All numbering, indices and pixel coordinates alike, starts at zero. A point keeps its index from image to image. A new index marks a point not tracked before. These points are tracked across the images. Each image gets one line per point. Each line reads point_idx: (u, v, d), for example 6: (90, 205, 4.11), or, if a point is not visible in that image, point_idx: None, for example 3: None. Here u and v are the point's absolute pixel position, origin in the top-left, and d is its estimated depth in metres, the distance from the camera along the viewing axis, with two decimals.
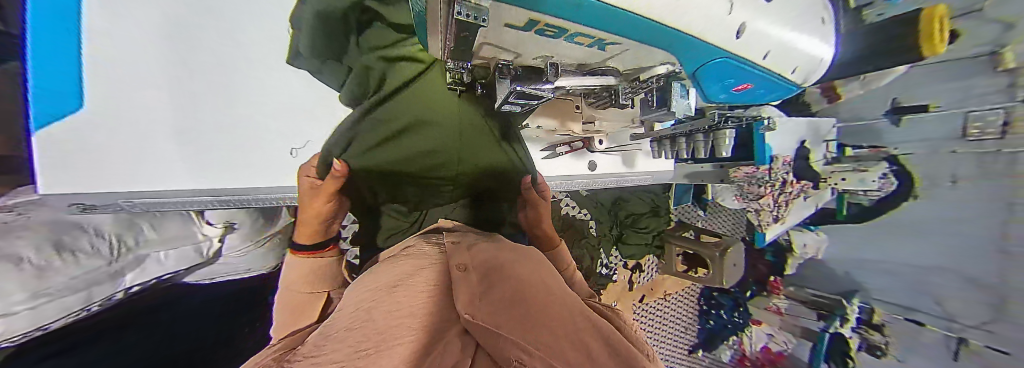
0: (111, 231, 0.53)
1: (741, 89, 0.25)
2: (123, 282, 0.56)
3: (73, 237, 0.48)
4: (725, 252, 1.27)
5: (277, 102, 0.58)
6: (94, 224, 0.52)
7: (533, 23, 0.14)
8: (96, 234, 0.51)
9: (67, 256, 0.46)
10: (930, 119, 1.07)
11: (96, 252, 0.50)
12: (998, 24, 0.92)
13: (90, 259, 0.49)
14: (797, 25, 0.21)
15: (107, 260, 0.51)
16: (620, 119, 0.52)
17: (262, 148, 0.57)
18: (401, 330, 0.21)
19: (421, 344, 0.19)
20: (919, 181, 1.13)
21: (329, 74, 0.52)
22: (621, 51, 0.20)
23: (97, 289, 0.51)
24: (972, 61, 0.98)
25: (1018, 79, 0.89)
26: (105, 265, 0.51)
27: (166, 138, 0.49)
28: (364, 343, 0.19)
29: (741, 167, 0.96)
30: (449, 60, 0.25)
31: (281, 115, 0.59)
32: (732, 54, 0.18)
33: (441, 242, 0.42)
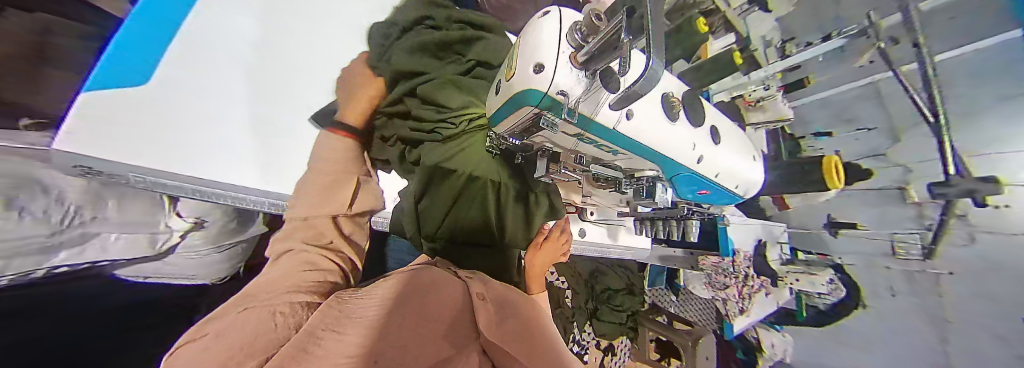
0: (73, 200, 0.54)
1: (703, 192, 0.33)
2: (52, 259, 0.52)
3: (32, 197, 0.48)
4: (697, 342, 1.29)
5: (283, 102, 0.77)
6: (58, 189, 0.52)
7: (579, 134, 0.23)
8: (56, 199, 0.51)
9: (15, 213, 0.44)
10: (865, 239, 1.00)
11: (45, 219, 0.49)
12: (900, 167, 0.87)
13: (36, 224, 0.48)
14: (734, 160, 0.32)
15: (50, 230, 0.50)
16: (611, 198, 0.62)
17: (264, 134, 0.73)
18: (430, 338, 0.22)
19: (446, 356, 0.21)
20: (863, 292, 1.05)
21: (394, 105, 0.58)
22: (625, 158, 0.28)
23: (21, 260, 0.46)
24: (882, 191, 0.93)
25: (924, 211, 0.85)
26: (45, 236, 0.49)
27: (197, 121, 0.65)
28: (399, 340, 0.21)
29: (708, 255, 1.07)
30: (505, 135, 0.31)
31: (278, 108, 0.76)
32: (694, 171, 0.28)
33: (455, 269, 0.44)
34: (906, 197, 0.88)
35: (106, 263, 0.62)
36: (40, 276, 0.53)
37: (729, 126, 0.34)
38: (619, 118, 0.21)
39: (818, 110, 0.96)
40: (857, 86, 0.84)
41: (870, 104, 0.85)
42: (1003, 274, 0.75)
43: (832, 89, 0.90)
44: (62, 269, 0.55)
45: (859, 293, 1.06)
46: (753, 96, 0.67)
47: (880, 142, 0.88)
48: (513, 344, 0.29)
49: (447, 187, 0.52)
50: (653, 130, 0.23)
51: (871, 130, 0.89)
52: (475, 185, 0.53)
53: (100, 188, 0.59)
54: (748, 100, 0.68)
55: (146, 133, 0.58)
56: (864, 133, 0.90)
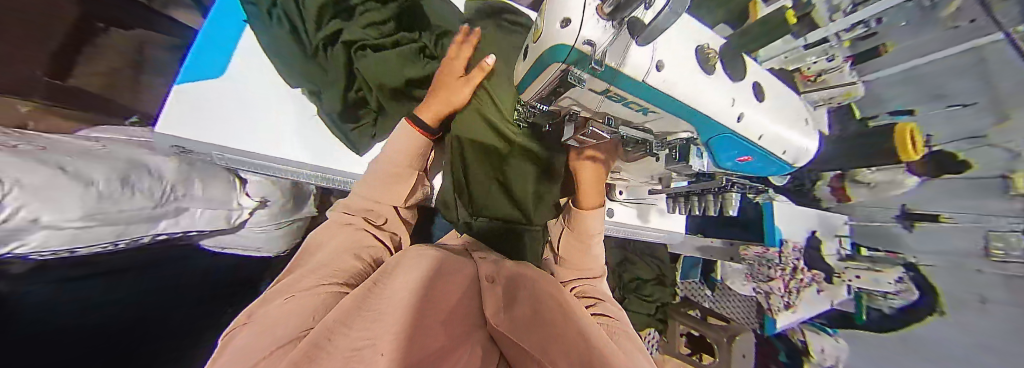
0: (170, 177, 0.63)
1: (744, 159, 0.31)
2: (156, 227, 0.62)
3: (139, 175, 0.57)
4: (733, 339, 1.19)
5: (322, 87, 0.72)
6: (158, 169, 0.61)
7: (606, 91, 0.22)
8: (155, 178, 0.60)
9: (126, 189, 0.53)
10: (946, 230, 0.87)
11: (149, 194, 0.57)
12: (1003, 150, 0.71)
13: (142, 198, 0.56)
14: (780, 122, 0.29)
15: (154, 203, 0.58)
16: (641, 173, 0.58)
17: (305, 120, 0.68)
18: (434, 325, 0.23)
19: (448, 342, 0.22)
20: (943, 298, 0.92)
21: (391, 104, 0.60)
22: (657, 120, 0.27)
23: (133, 227, 0.56)
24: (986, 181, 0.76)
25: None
26: (150, 207, 0.58)
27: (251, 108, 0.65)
28: (397, 320, 0.22)
29: (750, 245, 0.98)
30: (531, 102, 0.31)
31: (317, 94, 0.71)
32: (735, 132, 0.26)
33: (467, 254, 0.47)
34: (1010, 188, 0.71)
35: (194, 234, 0.72)
36: (146, 240, 0.64)
37: (773, 87, 0.31)
38: (650, 68, 0.20)
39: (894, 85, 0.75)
40: (965, 51, 0.65)
41: (971, 76, 0.67)
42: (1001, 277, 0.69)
43: (927, 57, 0.70)
44: (161, 235, 0.65)
45: (936, 295, 0.93)
46: (812, 69, 0.60)
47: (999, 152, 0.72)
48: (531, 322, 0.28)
49: (482, 156, 0.60)
50: (686, 82, 0.22)
51: (966, 106, 0.71)
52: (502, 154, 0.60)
53: (188, 169, 0.68)
54: (806, 74, 0.62)
55: (213, 118, 0.61)
56: (958, 110, 0.72)
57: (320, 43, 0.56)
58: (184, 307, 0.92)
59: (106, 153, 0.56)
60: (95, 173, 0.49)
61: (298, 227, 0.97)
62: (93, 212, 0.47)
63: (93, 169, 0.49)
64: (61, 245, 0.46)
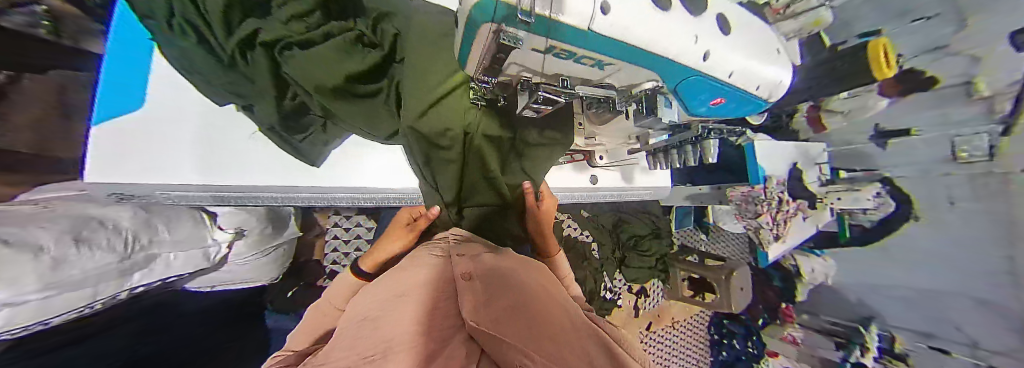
0: (129, 228, 0.54)
1: (716, 102, 0.30)
2: (130, 280, 0.55)
3: (94, 231, 0.48)
4: (731, 275, 1.27)
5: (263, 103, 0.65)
6: (114, 221, 0.52)
7: (551, 49, 0.19)
8: (111, 230, 0.50)
9: (83, 248, 0.43)
10: (918, 141, 1.14)
11: (111, 248, 0.49)
12: (965, 57, 0.97)
13: (104, 255, 0.47)
14: (753, 54, 0.27)
15: (118, 257, 0.50)
16: (619, 134, 0.57)
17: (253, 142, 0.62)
18: (404, 339, 0.22)
19: (422, 349, 0.21)
20: (917, 203, 1.17)
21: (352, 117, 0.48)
22: (616, 71, 0.24)
23: (102, 286, 0.48)
24: (949, 90, 1.04)
25: (996, 105, 0.95)
26: (116, 262, 0.50)
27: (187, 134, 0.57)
28: (368, 352, 0.22)
29: (737, 186, 1.01)
30: (477, 77, 0.27)
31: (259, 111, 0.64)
32: (701, 73, 0.23)
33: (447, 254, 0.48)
34: (973, 92, 0.99)
35: (176, 278, 0.69)
36: (121, 297, 0.57)
37: (741, 17, 0.28)
38: (594, 11, 0.16)
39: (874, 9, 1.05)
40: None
41: None
42: None
43: None
44: (136, 289, 0.58)
45: (911, 203, 1.18)
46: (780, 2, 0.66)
47: (960, 60, 0.98)
48: (515, 311, 0.28)
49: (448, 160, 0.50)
50: (644, 19, 0.18)
51: (927, 19, 0.99)
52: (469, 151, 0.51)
53: (147, 214, 0.61)
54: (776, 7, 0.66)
55: (145, 152, 0.54)
56: (922, 23, 1.00)
57: (233, 50, 0.39)
58: (200, 337, 0.78)
59: (41, 213, 0.45)
60: (40, 235, 0.38)
61: (284, 252, 0.97)
62: (48, 281, 0.36)
63: (37, 231, 0.39)
64: (29, 320, 0.37)
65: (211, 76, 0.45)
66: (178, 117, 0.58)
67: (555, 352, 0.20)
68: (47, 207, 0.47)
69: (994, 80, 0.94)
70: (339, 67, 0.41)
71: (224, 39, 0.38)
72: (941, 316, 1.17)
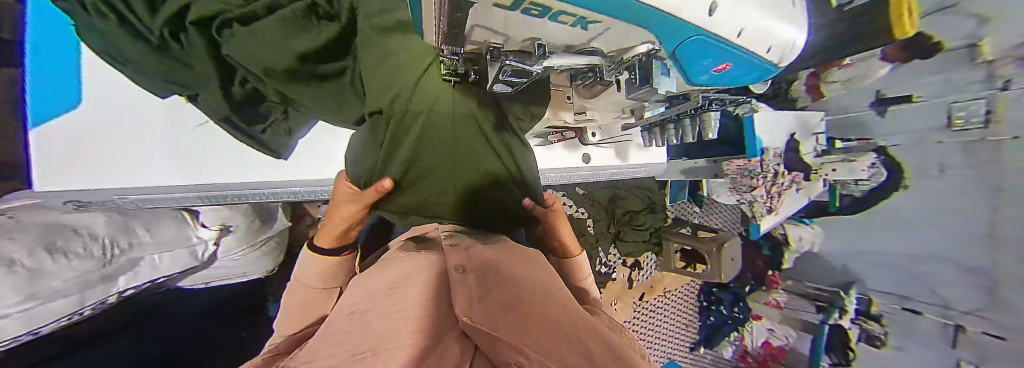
0: (106, 234, 0.53)
1: (720, 69, 0.27)
2: (115, 285, 0.55)
3: (66, 239, 0.47)
4: (722, 246, 1.30)
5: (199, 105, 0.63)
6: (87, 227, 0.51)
7: (518, 2, 0.14)
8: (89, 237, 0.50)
9: (59, 257, 0.44)
10: (914, 110, 1.13)
11: (89, 254, 0.49)
12: (975, 18, 0.96)
13: (84, 261, 0.48)
14: (769, 8, 0.23)
15: (100, 262, 0.50)
16: (611, 107, 0.52)
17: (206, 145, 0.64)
18: (400, 334, 0.20)
19: (416, 347, 0.19)
20: (909, 171, 1.18)
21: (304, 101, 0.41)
22: (604, 31, 0.20)
23: (87, 292, 0.49)
24: (951, 54, 1.03)
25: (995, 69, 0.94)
26: (98, 269, 0.50)
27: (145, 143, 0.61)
28: (360, 347, 0.19)
29: (733, 159, 0.98)
30: (441, 46, 0.22)
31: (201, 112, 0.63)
32: (706, 32, 0.20)
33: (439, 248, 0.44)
34: (976, 57, 0.98)
35: (166, 278, 0.66)
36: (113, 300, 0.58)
37: None
38: None
39: None
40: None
41: None
42: None
43: None
44: (127, 291, 0.59)
45: (902, 175, 1.19)
46: None
47: (966, 21, 0.98)
48: (511, 303, 0.26)
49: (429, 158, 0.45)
50: None
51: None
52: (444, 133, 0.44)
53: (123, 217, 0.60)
54: None
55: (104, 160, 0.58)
56: None
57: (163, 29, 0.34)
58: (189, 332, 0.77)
59: (13, 224, 0.45)
60: (10, 249, 0.39)
61: (280, 244, 0.89)
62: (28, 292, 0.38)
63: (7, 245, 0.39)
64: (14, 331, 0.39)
65: (148, 64, 0.39)
66: (128, 123, 0.60)
67: (553, 342, 0.19)
68: (15, 217, 0.47)
69: (999, 42, 0.93)
70: (286, 41, 0.34)
71: (150, 20, 0.34)
72: (919, 279, 1.22)
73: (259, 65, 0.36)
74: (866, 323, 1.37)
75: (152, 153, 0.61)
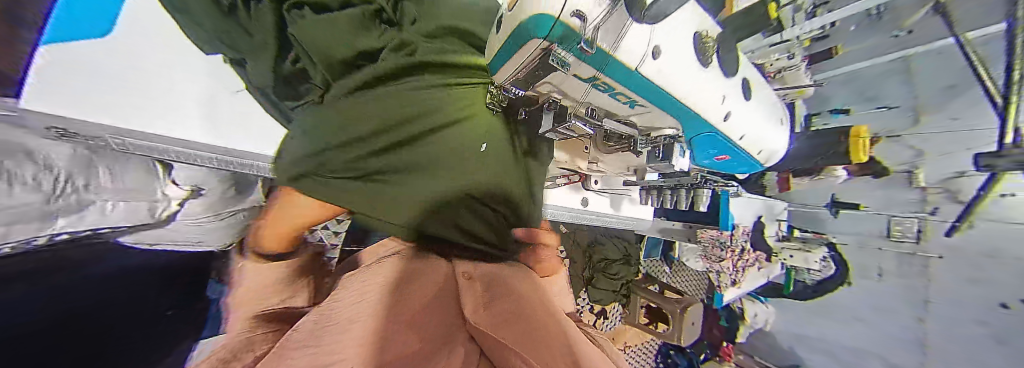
0: (64, 167, 0.48)
1: (721, 158, 0.33)
2: (53, 226, 0.47)
3: (19, 163, 0.41)
4: (686, 309, 1.33)
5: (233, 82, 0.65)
6: (49, 154, 0.46)
7: (593, 79, 0.18)
8: (44, 166, 0.45)
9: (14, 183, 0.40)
10: (860, 217, 1.24)
11: (38, 186, 0.44)
12: (911, 150, 1.07)
13: (30, 192, 0.43)
14: (759, 121, 0.30)
15: (46, 196, 0.45)
16: (619, 164, 0.58)
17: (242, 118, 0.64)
18: (405, 340, 0.21)
19: (424, 353, 0.20)
20: (852, 269, 1.31)
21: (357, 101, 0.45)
22: (644, 112, 0.24)
23: (21, 227, 0.42)
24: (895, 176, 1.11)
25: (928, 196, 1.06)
26: (40, 203, 0.44)
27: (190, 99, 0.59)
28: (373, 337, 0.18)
29: (707, 229, 1.05)
30: (506, 85, 0.25)
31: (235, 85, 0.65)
32: (719, 131, 0.26)
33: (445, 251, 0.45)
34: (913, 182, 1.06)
35: (109, 230, 0.58)
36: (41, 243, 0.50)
37: (759, 85, 0.33)
38: (645, 55, 0.16)
39: (847, 87, 1.17)
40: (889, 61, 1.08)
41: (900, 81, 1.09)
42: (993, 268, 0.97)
43: (868, 62, 1.09)
44: (61, 236, 0.51)
45: (846, 269, 1.32)
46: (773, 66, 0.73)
47: (908, 151, 1.08)
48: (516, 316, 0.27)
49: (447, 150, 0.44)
50: (685, 76, 0.19)
51: (890, 108, 1.13)
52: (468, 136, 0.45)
53: (89, 154, 0.53)
54: (771, 71, 0.76)
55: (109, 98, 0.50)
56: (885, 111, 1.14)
57: None
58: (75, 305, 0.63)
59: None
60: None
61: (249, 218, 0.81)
62: None
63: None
64: None
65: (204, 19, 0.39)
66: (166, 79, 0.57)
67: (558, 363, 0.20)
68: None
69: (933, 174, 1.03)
70: (354, 38, 0.39)
71: None
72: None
73: (323, 55, 0.39)
74: None
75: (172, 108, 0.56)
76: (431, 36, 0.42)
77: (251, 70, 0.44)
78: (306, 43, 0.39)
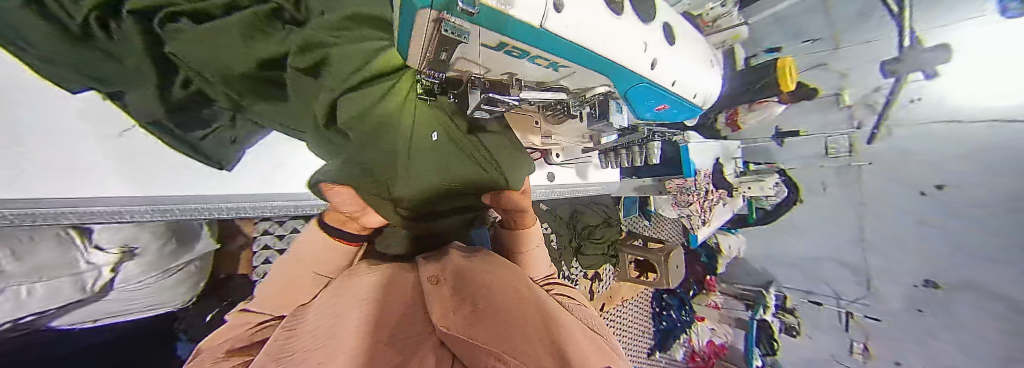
0: None
1: (661, 109, 0.33)
2: None
3: None
4: (668, 255, 1.44)
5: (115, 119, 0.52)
6: None
7: (502, 45, 0.17)
8: None
9: None
10: (801, 142, 1.42)
11: None
12: (836, 74, 1.25)
13: None
14: (687, 66, 0.31)
15: None
16: (574, 134, 0.60)
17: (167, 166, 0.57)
18: (369, 350, 0.20)
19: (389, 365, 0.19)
20: (802, 189, 1.47)
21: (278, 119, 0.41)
22: (571, 74, 0.24)
23: None
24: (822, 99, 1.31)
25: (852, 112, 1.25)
26: None
27: (89, 155, 0.50)
28: (326, 363, 0.17)
29: (673, 179, 1.12)
30: (424, 69, 0.24)
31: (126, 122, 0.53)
32: (648, 80, 0.26)
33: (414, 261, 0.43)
34: (839, 103, 1.28)
35: (37, 316, 0.50)
36: None
37: (684, 29, 0.34)
38: (547, 7, 0.15)
39: (773, 28, 1.24)
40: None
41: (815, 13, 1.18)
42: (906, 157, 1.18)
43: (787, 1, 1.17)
44: None
45: (798, 190, 1.47)
46: (710, 15, 0.80)
47: (832, 75, 1.25)
48: (486, 309, 0.27)
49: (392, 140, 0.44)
50: (598, 28, 0.19)
51: (816, 41, 1.21)
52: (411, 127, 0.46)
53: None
54: (706, 20, 0.81)
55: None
56: (809, 45, 1.23)
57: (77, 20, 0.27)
58: None
59: None
60: None
61: (202, 268, 0.73)
62: None
63: None
64: None
65: (51, 52, 0.29)
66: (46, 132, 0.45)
67: (526, 352, 0.20)
68: None
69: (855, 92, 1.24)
70: (248, 47, 0.32)
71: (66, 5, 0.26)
72: (818, 278, 1.51)
73: (217, 70, 0.33)
74: (784, 316, 1.64)
75: (71, 173, 0.48)
76: (339, 28, 0.36)
77: (141, 103, 0.38)
78: (193, 62, 0.32)
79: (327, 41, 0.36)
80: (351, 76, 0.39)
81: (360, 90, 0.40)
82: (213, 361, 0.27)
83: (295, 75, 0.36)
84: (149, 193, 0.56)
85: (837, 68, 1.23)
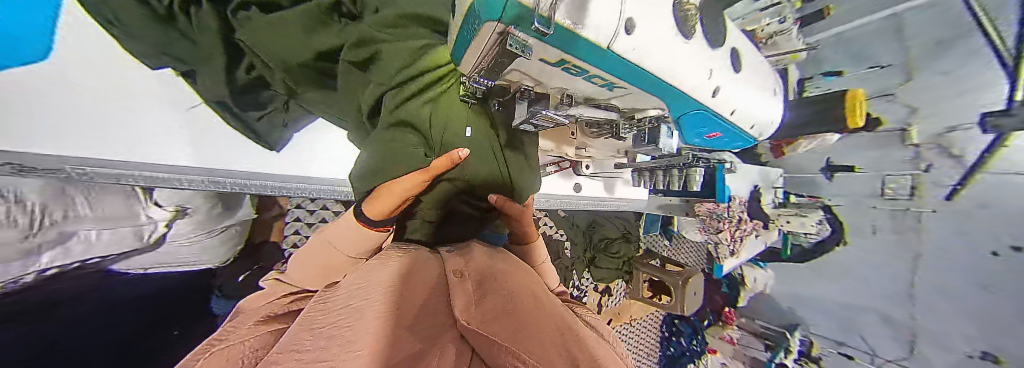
0: (38, 201, 0.44)
1: (712, 136, 0.31)
2: (37, 262, 0.48)
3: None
4: (687, 280, 1.36)
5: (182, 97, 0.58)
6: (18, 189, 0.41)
7: (563, 62, 0.16)
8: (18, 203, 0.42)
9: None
10: (855, 178, 1.28)
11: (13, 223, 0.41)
12: (904, 107, 1.13)
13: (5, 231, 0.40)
14: (751, 96, 0.29)
15: (23, 233, 0.42)
16: (610, 149, 0.57)
17: (226, 143, 0.62)
18: (392, 334, 0.20)
19: (412, 354, 0.19)
20: (848, 230, 1.33)
21: (329, 106, 0.44)
22: (624, 95, 0.23)
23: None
24: (887, 135, 1.19)
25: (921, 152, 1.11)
26: (18, 241, 0.42)
27: (166, 125, 0.57)
28: (355, 344, 0.18)
29: (703, 202, 1.06)
30: (473, 75, 0.24)
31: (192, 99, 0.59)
32: (708, 107, 0.24)
33: (436, 251, 0.44)
34: (906, 140, 1.14)
35: (100, 260, 0.59)
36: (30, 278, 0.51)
37: (749, 55, 0.31)
38: (618, 29, 0.14)
39: (838, 49, 1.20)
40: (879, 18, 1.08)
41: (891, 38, 1.08)
42: (987, 211, 1.01)
43: (853, 23, 1.12)
44: (49, 269, 0.51)
45: (843, 231, 1.34)
46: (765, 31, 0.72)
47: (901, 109, 1.14)
48: (506, 310, 0.26)
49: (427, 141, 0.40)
50: (666, 50, 0.17)
51: (883, 67, 1.13)
52: (450, 128, 0.42)
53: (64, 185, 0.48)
54: (760, 36, 0.74)
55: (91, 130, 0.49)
56: (878, 71, 1.15)
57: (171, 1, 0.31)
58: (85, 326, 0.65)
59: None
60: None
61: (242, 231, 0.80)
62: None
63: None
64: None
65: (137, 29, 0.34)
66: (130, 104, 0.53)
67: (548, 360, 0.19)
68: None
69: (925, 129, 1.10)
70: (309, 38, 0.34)
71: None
72: (855, 328, 1.36)
73: (280, 60, 0.35)
74: (807, 364, 1.51)
75: (141, 140, 0.54)
76: (393, 26, 0.37)
77: (206, 79, 0.42)
78: (259, 50, 0.34)
79: (381, 38, 0.36)
80: (397, 69, 0.37)
81: (402, 86, 0.38)
82: (252, 322, 0.29)
83: (346, 68, 0.37)
84: (207, 166, 0.60)
85: (904, 101, 1.12)
